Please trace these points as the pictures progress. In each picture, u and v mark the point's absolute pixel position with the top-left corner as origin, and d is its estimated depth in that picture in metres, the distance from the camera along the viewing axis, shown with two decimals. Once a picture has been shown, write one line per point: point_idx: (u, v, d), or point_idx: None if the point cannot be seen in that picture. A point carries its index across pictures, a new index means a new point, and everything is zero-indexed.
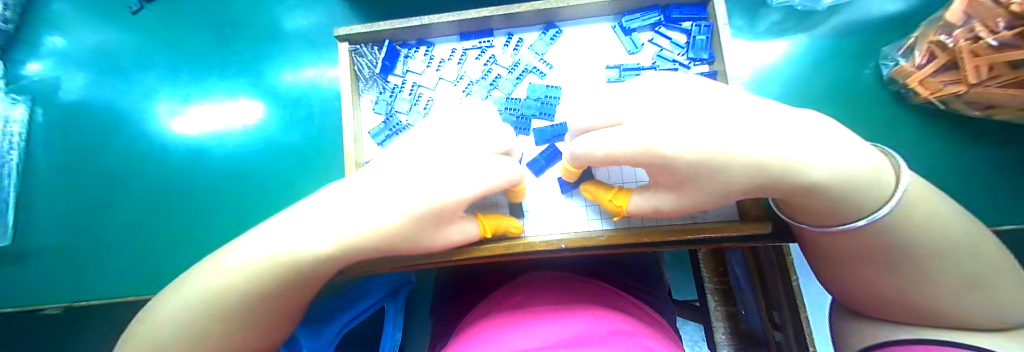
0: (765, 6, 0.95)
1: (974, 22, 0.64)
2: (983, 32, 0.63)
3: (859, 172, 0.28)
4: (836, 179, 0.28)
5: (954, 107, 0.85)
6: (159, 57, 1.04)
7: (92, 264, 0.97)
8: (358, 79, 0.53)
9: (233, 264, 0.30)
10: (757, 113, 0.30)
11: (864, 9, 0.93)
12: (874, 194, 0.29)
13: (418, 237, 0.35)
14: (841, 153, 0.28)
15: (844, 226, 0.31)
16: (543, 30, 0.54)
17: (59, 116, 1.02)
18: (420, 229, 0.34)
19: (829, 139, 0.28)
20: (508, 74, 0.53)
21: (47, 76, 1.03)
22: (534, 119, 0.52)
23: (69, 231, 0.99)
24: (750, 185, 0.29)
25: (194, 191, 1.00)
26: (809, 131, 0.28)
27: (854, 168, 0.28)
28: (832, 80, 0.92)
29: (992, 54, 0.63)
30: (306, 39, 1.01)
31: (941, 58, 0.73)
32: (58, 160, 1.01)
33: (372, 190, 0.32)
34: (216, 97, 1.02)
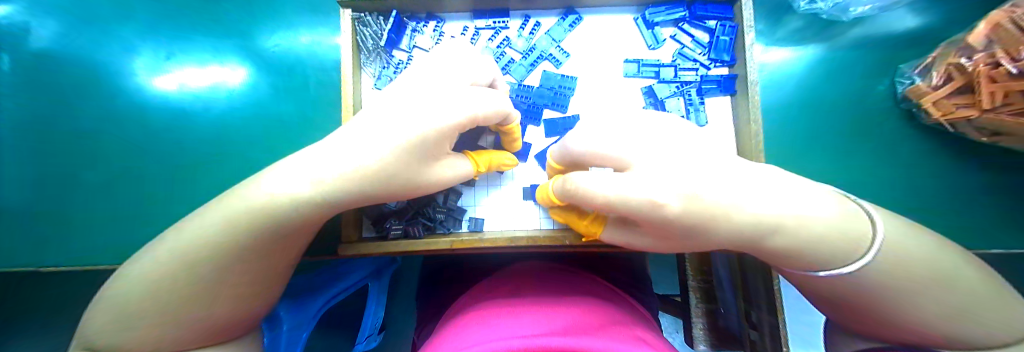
0: (784, 14, 0.94)
1: (995, 47, 0.65)
2: (1004, 58, 0.63)
3: (828, 236, 0.30)
4: (798, 246, 0.30)
5: (961, 131, 0.86)
6: (145, 9, 0.96)
7: (63, 224, 0.92)
8: (362, 51, 0.49)
9: (235, 235, 0.31)
10: (741, 172, 0.32)
11: (877, 24, 0.93)
12: (841, 250, 0.30)
13: (408, 180, 0.36)
14: (818, 216, 0.30)
15: (807, 273, 0.33)
16: (561, 16, 0.51)
17: (29, 63, 0.94)
18: (408, 167, 0.35)
19: (795, 192, 0.31)
20: (522, 59, 0.51)
21: (17, 18, 0.94)
22: (545, 110, 0.50)
23: (37, 188, 0.93)
24: (727, 238, 0.32)
25: (178, 156, 0.95)
26: (778, 187, 0.31)
27: (826, 233, 0.30)
28: (837, 93, 0.93)
29: (1009, 81, 0.63)
30: (307, 4, 0.95)
31: (957, 81, 0.73)
32: (28, 110, 0.94)
33: (375, 143, 0.33)
34: (204, 58, 0.95)
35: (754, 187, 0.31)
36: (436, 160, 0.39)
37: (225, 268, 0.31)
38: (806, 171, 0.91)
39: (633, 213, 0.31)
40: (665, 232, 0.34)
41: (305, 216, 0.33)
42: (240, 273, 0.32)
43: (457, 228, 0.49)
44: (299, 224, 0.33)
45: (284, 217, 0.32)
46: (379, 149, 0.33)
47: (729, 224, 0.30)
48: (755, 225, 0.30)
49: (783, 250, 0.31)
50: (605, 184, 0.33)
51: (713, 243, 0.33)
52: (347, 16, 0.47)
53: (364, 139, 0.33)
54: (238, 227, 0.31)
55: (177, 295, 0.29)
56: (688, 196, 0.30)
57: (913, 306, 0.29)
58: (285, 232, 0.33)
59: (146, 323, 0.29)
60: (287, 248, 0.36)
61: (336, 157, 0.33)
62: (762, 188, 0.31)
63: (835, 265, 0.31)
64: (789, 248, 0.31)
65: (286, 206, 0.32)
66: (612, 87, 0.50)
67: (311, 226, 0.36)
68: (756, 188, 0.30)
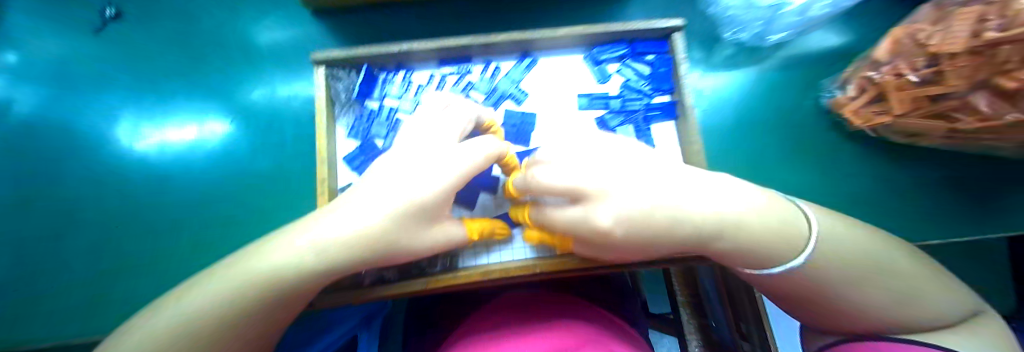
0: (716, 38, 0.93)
1: (898, 60, 0.64)
2: (906, 69, 0.62)
3: (768, 236, 0.32)
4: (740, 248, 0.33)
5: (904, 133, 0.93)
6: (122, 73, 0.97)
7: (49, 292, 0.91)
8: (335, 104, 0.53)
9: (237, 301, 0.33)
10: (687, 179, 0.34)
11: (802, 45, 0.93)
12: (781, 248, 0.33)
13: (412, 243, 0.37)
14: (758, 221, 0.33)
15: (758, 270, 0.35)
16: (519, 59, 0.56)
17: (20, 135, 0.96)
18: (407, 229, 0.36)
19: (729, 196, 0.33)
20: (485, 100, 0.55)
21: (1, 93, 0.96)
22: (510, 145, 0.53)
23: (26, 256, 0.93)
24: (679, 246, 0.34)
25: (165, 215, 0.95)
26: (714, 190, 0.33)
27: (766, 236, 0.32)
28: (781, 112, 0.92)
29: (913, 89, 0.61)
30: (279, 59, 0.95)
31: (871, 92, 0.71)
32: (20, 181, 0.95)
33: (372, 207, 0.34)
34: (187, 119, 0.96)
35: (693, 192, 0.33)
36: (435, 222, 0.39)
37: (214, 332, 0.33)
38: (769, 185, 0.90)
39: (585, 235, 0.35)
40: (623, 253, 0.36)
41: (304, 280, 0.34)
42: (230, 338, 0.34)
43: (434, 267, 0.49)
44: (292, 288, 0.34)
45: (286, 280, 0.33)
46: (372, 215, 0.34)
47: (682, 234, 0.33)
48: (708, 229, 0.32)
49: (732, 251, 0.34)
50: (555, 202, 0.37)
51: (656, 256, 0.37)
52: (318, 73, 0.50)
53: (362, 203, 0.34)
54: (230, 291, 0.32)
55: None
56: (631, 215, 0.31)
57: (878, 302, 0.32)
58: (274, 296, 0.34)
59: None
60: (277, 313, 0.37)
61: (334, 225, 0.33)
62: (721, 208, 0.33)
63: (783, 260, 0.33)
64: (737, 250, 0.33)
65: (284, 276, 0.33)
66: (568, 120, 0.53)
67: (307, 293, 0.37)
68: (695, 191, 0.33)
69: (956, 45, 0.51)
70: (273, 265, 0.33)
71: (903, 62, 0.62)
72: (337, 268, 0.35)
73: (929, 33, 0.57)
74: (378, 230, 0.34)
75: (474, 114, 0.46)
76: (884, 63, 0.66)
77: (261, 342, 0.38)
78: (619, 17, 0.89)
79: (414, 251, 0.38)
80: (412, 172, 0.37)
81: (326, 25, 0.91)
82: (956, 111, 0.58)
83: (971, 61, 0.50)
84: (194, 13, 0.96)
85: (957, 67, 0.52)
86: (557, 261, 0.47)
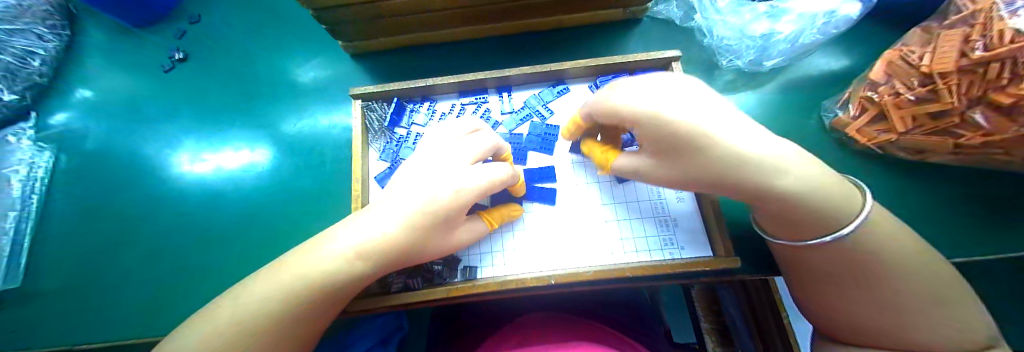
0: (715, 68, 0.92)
1: (894, 80, 0.63)
2: (902, 87, 0.61)
3: (824, 184, 0.38)
4: (801, 188, 0.37)
5: None
6: (184, 108, 1.03)
7: (85, 324, 0.88)
8: (369, 132, 0.59)
9: (292, 297, 0.38)
10: (750, 127, 0.39)
11: (803, 69, 0.90)
12: (836, 205, 0.39)
13: (426, 245, 0.43)
14: (814, 177, 0.38)
15: (818, 241, 0.41)
16: (552, 86, 0.63)
17: (83, 162, 1.01)
18: (420, 236, 0.41)
19: (786, 146, 0.38)
20: (515, 114, 0.61)
21: (75, 127, 1.04)
22: (533, 154, 0.58)
23: (68, 287, 0.91)
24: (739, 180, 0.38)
25: (203, 237, 0.93)
26: (778, 142, 0.39)
27: (816, 183, 0.37)
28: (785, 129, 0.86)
29: (913, 107, 0.61)
30: (323, 93, 1.01)
31: (872, 111, 0.70)
32: (73, 205, 0.98)
33: (390, 213, 0.41)
34: (236, 148, 0.99)
35: (754, 133, 0.38)
36: (453, 228, 0.46)
37: (266, 330, 0.37)
38: None
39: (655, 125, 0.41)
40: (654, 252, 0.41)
41: (342, 282, 0.39)
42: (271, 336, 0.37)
43: (452, 278, 0.51)
44: (322, 289, 0.39)
45: (331, 281, 0.39)
46: (388, 222, 0.40)
47: (745, 172, 0.37)
48: (767, 165, 0.37)
49: (792, 195, 0.37)
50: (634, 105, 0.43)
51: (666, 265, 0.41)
52: (357, 106, 0.58)
53: (385, 212, 0.41)
54: (281, 291, 0.38)
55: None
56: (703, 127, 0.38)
57: (891, 290, 0.39)
58: (321, 296, 0.39)
59: None
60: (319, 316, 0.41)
61: (356, 229, 0.40)
62: (756, 138, 0.37)
63: (839, 226, 0.39)
64: (797, 193, 0.37)
65: (306, 279, 0.38)
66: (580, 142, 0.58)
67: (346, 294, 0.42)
68: (755, 133, 0.38)
69: (948, 65, 0.54)
70: (309, 267, 0.39)
71: (899, 82, 0.62)
72: (349, 269, 0.39)
73: (920, 54, 0.59)
74: (394, 234, 0.40)
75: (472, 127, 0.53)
76: (881, 84, 0.66)
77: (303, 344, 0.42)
78: (623, 49, 0.95)
79: (426, 250, 0.43)
80: (425, 182, 0.44)
81: (358, 63, 1.01)
82: (958, 127, 0.58)
83: (965, 79, 0.52)
84: (253, 55, 1.05)
85: (951, 84, 0.54)
86: (572, 272, 0.47)
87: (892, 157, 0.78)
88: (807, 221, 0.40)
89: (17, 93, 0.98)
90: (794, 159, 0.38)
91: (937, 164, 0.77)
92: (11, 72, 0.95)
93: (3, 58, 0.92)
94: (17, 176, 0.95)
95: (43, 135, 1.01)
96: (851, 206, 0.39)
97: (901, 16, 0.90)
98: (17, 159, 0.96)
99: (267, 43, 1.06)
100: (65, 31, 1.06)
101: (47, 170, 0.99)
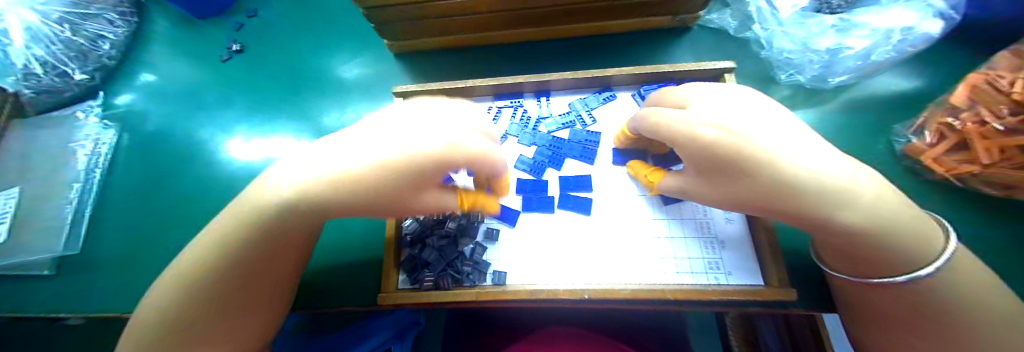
0: (771, 81, 0.87)
1: (978, 106, 0.58)
2: (987, 116, 0.56)
3: (897, 218, 0.35)
4: (869, 225, 0.35)
5: None
6: (238, 97, 1.10)
7: (132, 293, 0.92)
8: None
9: (235, 243, 0.43)
10: (817, 146, 0.36)
11: (868, 88, 0.84)
12: (907, 242, 0.37)
13: (411, 198, 0.44)
14: (889, 213, 0.35)
15: (892, 279, 0.39)
16: (598, 92, 0.61)
17: (143, 141, 1.09)
18: (400, 187, 0.42)
19: (862, 174, 0.35)
20: (557, 118, 0.60)
21: (138, 108, 1.12)
22: (573, 160, 0.57)
23: (120, 258, 0.96)
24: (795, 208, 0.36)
25: (240, 220, 0.97)
26: (847, 164, 0.36)
27: (889, 222, 0.35)
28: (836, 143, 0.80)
29: (998, 138, 0.55)
30: (365, 89, 1.03)
31: (950, 139, 0.64)
32: (129, 179, 1.05)
33: (355, 154, 0.41)
34: (279, 137, 1.03)
35: (817, 152, 0.35)
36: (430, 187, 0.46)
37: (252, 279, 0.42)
38: None
39: (702, 147, 0.40)
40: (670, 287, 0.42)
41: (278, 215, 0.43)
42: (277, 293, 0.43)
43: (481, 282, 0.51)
44: (278, 231, 0.43)
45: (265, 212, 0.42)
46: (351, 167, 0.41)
47: (812, 203, 0.34)
48: (837, 194, 0.34)
49: (860, 227, 0.35)
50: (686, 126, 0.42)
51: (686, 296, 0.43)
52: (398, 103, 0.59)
53: (332, 157, 0.41)
54: (242, 237, 0.42)
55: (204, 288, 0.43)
56: (766, 147, 0.35)
57: None
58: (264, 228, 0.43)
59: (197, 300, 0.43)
60: (272, 258, 0.46)
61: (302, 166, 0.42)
62: (816, 153, 0.35)
63: (912, 268, 0.38)
64: (864, 225, 0.35)
65: (275, 223, 0.42)
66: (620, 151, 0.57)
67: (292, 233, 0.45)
68: (820, 153, 0.35)
69: None
70: (269, 210, 0.42)
71: (983, 108, 0.56)
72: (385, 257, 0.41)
73: (1011, 80, 0.54)
74: (365, 180, 0.41)
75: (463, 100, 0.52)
76: (962, 110, 0.60)
77: (266, 277, 0.47)
78: (672, 57, 0.92)
79: (412, 203, 0.45)
80: (393, 133, 0.43)
81: (401, 61, 1.03)
82: None
83: None
84: (302, 50, 1.10)
85: None
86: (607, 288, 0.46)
87: (968, 189, 0.72)
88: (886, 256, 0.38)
89: (88, 73, 1.08)
90: (856, 177, 0.35)
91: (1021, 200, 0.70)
92: (83, 53, 1.05)
93: (77, 39, 1.03)
94: (83, 151, 1.04)
95: (108, 114, 1.11)
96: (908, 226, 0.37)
97: (982, 38, 0.83)
98: (84, 135, 1.06)
99: (315, 39, 1.11)
100: (133, 18, 1.18)
101: (109, 147, 1.07)
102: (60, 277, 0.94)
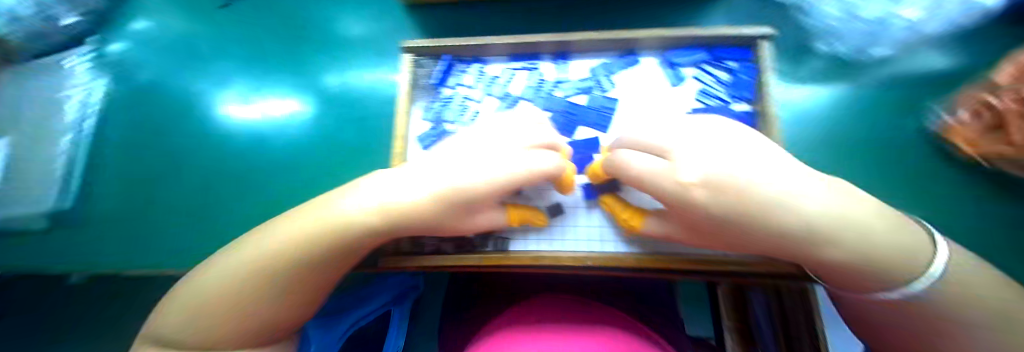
0: (807, 52, 0.86)
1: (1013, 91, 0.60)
2: None
3: (875, 242, 0.30)
4: (862, 261, 0.31)
5: (995, 168, 0.72)
6: (233, 64, 1.03)
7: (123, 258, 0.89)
8: (415, 89, 0.56)
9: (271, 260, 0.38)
10: (748, 151, 0.32)
11: (910, 63, 0.82)
12: (900, 268, 0.31)
13: (454, 224, 0.39)
14: (828, 197, 0.30)
15: (884, 293, 0.33)
16: (620, 57, 0.55)
17: (133, 91, 1.04)
18: (450, 216, 0.37)
19: (799, 179, 0.30)
20: (579, 81, 0.55)
21: (129, 56, 1.06)
22: (587, 128, 0.52)
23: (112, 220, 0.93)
24: (791, 251, 0.32)
25: (245, 185, 0.93)
26: (789, 174, 0.30)
27: (839, 211, 0.29)
28: (878, 106, 0.81)
29: None
30: (371, 47, 0.98)
31: (991, 115, 0.64)
32: (124, 120, 1.02)
33: (422, 179, 0.37)
34: (284, 94, 0.98)
35: (737, 155, 0.32)
36: (473, 213, 0.40)
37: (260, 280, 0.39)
38: None
39: (666, 194, 0.35)
40: (753, 249, 0.35)
41: (361, 236, 0.38)
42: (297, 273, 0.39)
43: (485, 247, 0.51)
44: (340, 244, 0.38)
45: (346, 233, 0.37)
46: (416, 191, 0.36)
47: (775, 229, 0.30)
48: (831, 227, 0.29)
49: (852, 264, 0.31)
50: (647, 161, 0.37)
51: (757, 251, 0.34)
52: (406, 59, 0.55)
53: (407, 181, 0.37)
54: (260, 254, 0.38)
55: (234, 289, 0.39)
56: (709, 159, 0.32)
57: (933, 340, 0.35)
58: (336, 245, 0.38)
59: (210, 313, 0.39)
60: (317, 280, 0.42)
61: (376, 187, 0.38)
62: (766, 166, 0.31)
63: (885, 288, 0.33)
64: (859, 263, 0.31)
65: (346, 218, 0.37)
66: (655, 109, 0.51)
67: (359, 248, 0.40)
68: (741, 155, 0.32)
69: None
70: (328, 216, 0.38)
71: None
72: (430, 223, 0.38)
73: None
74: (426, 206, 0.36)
75: (546, 138, 0.43)
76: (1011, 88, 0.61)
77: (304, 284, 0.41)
78: (702, 19, 0.87)
79: (459, 228, 0.40)
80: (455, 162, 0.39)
81: (410, 15, 0.97)
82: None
83: None
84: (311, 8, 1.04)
85: None
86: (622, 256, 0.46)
87: (993, 171, 0.73)
88: (864, 275, 0.32)
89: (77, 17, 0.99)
90: (844, 216, 0.30)
91: None
92: None
93: None
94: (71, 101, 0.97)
95: (101, 61, 1.05)
96: (886, 240, 0.31)
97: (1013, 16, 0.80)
98: (71, 84, 0.99)
99: (261, 24, 1.05)
100: None
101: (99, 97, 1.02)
102: (53, 232, 0.91)
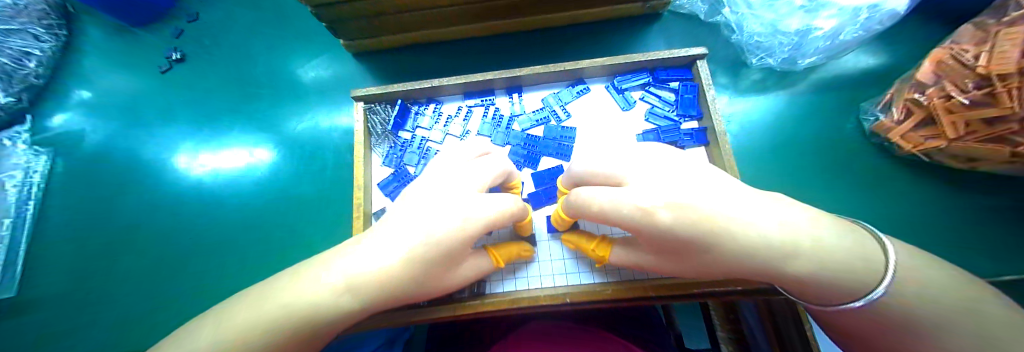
0: (743, 66, 0.89)
1: (943, 81, 0.60)
2: (954, 90, 0.58)
3: (833, 253, 0.30)
4: (821, 271, 0.30)
5: (934, 160, 0.77)
6: (182, 124, 0.99)
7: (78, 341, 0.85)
8: (371, 135, 0.56)
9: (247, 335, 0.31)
10: (701, 182, 0.34)
11: (837, 66, 0.86)
12: (862, 273, 0.30)
13: (434, 283, 0.38)
14: (773, 213, 0.31)
15: (847, 306, 0.31)
16: (570, 86, 0.59)
17: (79, 163, 0.98)
18: (430, 274, 0.37)
19: (746, 201, 0.32)
20: (533, 113, 0.58)
21: (73, 128, 1.01)
22: (549, 158, 0.55)
23: (61, 296, 0.89)
24: (754, 265, 0.31)
25: (205, 247, 0.89)
26: (735, 197, 0.32)
27: (789, 230, 0.30)
28: (820, 107, 0.85)
29: (963, 111, 0.58)
30: (326, 95, 0.96)
31: (919, 115, 0.67)
32: (69, 192, 0.97)
33: (405, 229, 0.36)
34: (236, 150, 0.95)
35: (693, 185, 0.34)
36: (458, 265, 0.40)
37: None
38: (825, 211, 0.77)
39: (627, 220, 0.35)
40: (715, 272, 0.35)
41: (337, 321, 0.34)
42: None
43: (461, 292, 0.49)
44: (321, 328, 0.34)
45: (320, 315, 0.33)
46: (393, 253, 0.35)
47: (732, 249, 0.31)
48: (783, 244, 0.30)
49: (813, 276, 0.30)
50: (608, 193, 0.37)
51: (722, 273, 0.34)
52: (359, 108, 0.56)
53: (380, 245, 0.35)
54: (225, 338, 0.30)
55: None
56: (678, 188, 0.34)
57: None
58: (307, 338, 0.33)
59: None
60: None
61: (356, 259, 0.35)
62: (720, 194, 0.32)
63: (847, 298, 0.31)
64: (822, 275, 0.30)
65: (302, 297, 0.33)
66: (610, 136, 0.55)
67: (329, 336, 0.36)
68: (698, 186, 0.34)
69: (1008, 66, 0.50)
70: (295, 295, 0.33)
71: (952, 83, 0.58)
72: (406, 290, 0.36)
73: (974, 53, 0.55)
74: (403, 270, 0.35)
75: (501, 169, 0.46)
76: (928, 85, 0.63)
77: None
78: (644, 45, 0.92)
79: (433, 284, 0.38)
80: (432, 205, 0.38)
81: (363, 61, 0.97)
82: (1014, 134, 0.56)
83: None
84: (261, 57, 1.00)
85: (1012, 88, 0.50)
86: (590, 290, 0.46)
87: (934, 162, 0.78)
88: (823, 287, 0.31)
89: (14, 95, 0.96)
90: (794, 228, 0.30)
91: (977, 170, 0.76)
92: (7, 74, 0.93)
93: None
94: (12, 181, 0.92)
95: (40, 138, 0.99)
96: (838, 248, 0.30)
97: (934, 10, 0.86)
98: (12, 163, 0.93)
99: (207, 76, 1.00)
100: (62, 31, 1.03)
101: (44, 175, 0.96)
102: None
